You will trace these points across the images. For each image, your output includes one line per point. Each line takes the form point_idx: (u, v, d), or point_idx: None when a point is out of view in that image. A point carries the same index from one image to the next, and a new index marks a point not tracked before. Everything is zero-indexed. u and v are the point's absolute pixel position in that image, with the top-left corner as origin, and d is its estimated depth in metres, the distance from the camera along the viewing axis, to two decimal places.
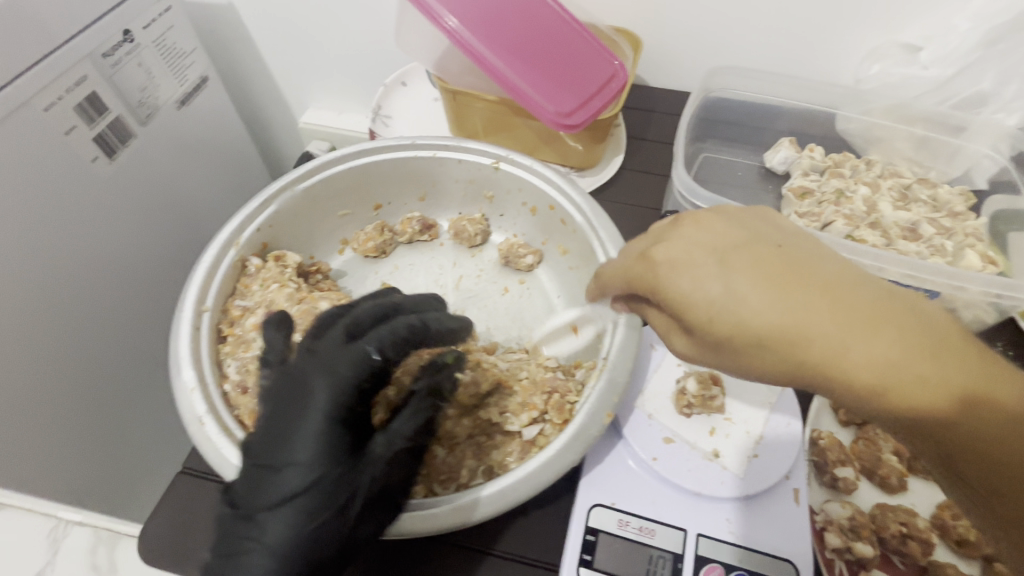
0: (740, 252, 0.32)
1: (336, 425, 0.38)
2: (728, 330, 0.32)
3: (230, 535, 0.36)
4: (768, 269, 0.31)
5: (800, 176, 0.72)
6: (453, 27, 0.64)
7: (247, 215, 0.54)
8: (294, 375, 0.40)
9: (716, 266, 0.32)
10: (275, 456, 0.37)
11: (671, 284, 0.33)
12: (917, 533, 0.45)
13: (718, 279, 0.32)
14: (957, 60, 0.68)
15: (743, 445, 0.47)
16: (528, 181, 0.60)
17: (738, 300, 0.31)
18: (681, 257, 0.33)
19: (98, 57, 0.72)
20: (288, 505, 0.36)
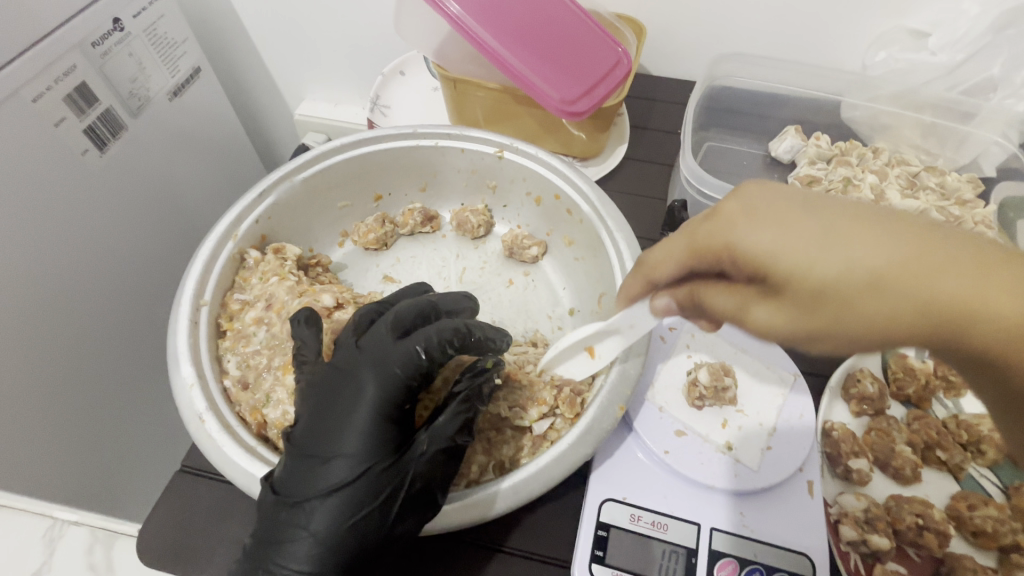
0: (826, 198, 0.28)
1: (384, 419, 0.38)
2: (816, 281, 0.27)
3: (274, 521, 0.36)
4: (861, 208, 0.27)
5: (806, 164, 0.71)
6: (455, 13, 0.63)
7: (245, 206, 0.52)
8: (344, 368, 0.40)
9: (798, 213, 0.28)
10: (323, 447, 0.38)
11: (749, 236, 0.29)
12: (934, 525, 0.44)
13: (803, 224, 0.27)
14: (966, 46, 0.66)
15: (756, 437, 0.46)
16: (532, 170, 0.59)
17: (828, 245, 0.26)
18: (753, 206, 0.29)
19: (88, 46, 0.70)
20: (334, 496, 0.36)
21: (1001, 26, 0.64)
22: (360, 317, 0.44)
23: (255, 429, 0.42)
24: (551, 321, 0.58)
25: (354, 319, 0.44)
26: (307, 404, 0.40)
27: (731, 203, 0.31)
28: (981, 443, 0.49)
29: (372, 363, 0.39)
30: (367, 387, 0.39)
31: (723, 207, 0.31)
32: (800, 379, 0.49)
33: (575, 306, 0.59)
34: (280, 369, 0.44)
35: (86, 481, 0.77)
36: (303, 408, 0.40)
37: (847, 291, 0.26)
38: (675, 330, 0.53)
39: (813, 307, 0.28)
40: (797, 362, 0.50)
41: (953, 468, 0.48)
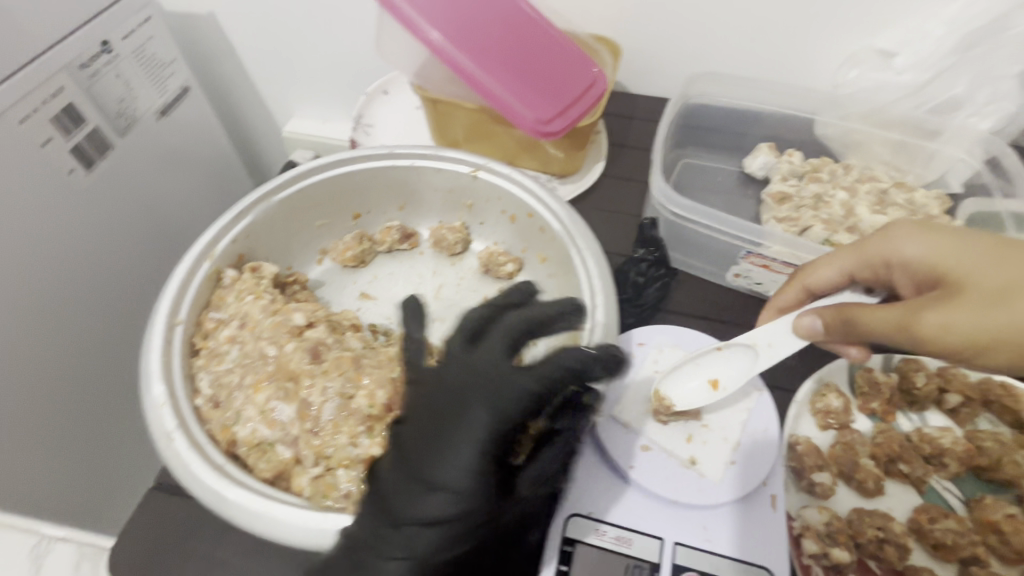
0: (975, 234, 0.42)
1: (487, 458, 0.38)
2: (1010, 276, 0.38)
3: (373, 536, 0.37)
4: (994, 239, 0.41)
5: (778, 181, 0.73)
6: (437, 41, 0.65)
7: (222, 226, 0.54)
8: (452, 391, 0.40)
9: (948, 239, 0.43)
10: (432, 475, 0.37)
11: (914, 248, 0.44)
12: (894, 538, 0.45)
13: (966, 245, 0.42)
14: (931, 65, 0.68)
15: (720, 452, 0.47)
16: (505, 188, 0.60)
17: (997, 254, 0.40)
18: (920, 230, 0.45)
19: (75, 68, 0.71)
20: (427, 525, 0.37)
21: (965, 47, 0.66)
22: (466, 323, 0.45)
23: (225, 447, 0.43)
24: None
25: (470, 322, 0.45)
26: (410, 418, 0.41)
27: (894, 229, 0.46)
28: (943, 456, 0.50)
29: (486, 393, 0.39)
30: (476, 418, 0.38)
31: (889, 232, 0.46)
32: (766, 396, 0.50)
33: None
34: (250, 388, 0.44)
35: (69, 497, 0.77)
36: (410, 423, 0.40)
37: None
38: (645, 345, 0.54)
39: (1016, 295, 0.38)
40: (763, 379, 0.51)
41: (915, 481, 0.49)
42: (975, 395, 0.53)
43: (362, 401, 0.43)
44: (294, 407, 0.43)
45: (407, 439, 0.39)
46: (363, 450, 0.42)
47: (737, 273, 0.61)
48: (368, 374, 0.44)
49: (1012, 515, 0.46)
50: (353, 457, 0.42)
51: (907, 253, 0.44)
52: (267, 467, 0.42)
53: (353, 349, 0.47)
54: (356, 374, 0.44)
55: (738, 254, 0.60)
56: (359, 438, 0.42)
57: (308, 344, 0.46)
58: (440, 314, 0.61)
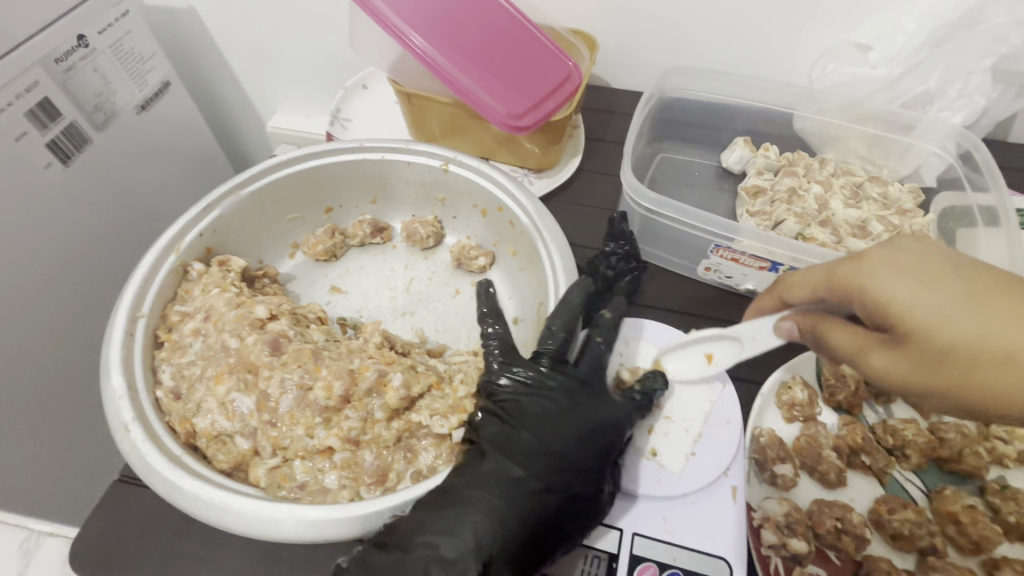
0: (954, 275, 0.36)
1: (613, 448, 0.43)
2: (962, 345, 0.35)
3: (507, 495, 0.40)
4: (978, 287, 0.36)
5: (754, 175, 0.73)
6: (420, 47, 0.65)
7: (189, 220, 0.54)
8: (576, 387, 0.45)
9: (930, 281, 0.36)
10: (561, 447, 0.42)
11: (880, 287, 0.38)
12: (852, 528, 0.45)
13: (941, 294, 0.36)
14: (904, 59, 0.68)
15: (681, 444, 0.47)
16: (476, 182, 0.60)
17: (964, 314, 0.35)
18: (900, 264, 0.38)
19: (50, 62, 0.71)
20: (541, 495, 0.40)
21: (939, 40, 0.66)
22: (558, 328, 0.47)
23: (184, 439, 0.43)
24: None
25: (560, 326, 0.47)
26: (517, 404, 0.43)
27: (875, 258, 0.39)
28: (905, 448, 0.50)
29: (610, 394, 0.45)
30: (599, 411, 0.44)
31: (867, 260, 0.39)
32: (730, 389, 0.50)
33: (519, 314, 0.59)
34: (211, 379, 0.45)
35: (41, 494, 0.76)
36: (521, 409, 0.43)
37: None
38: None
39: (953, 363, 0.35)
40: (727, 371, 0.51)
41: (876, 472, 0.49)
42: None
43: (319, 392, 0.43)
44: (253, 398, 0.43)
45: (529, 419, 0.43)
46: (319, 441, 0.42)
47: (708, 266, 0.61)
48: (326, 366, 0.44)
49: (971, 505, 0.46)
50: (309, 448, 0.42)
51: (877, 291, 0.38)
52: (225, 458, 0.42)
53: (315, 342, 0.47)
54: (315, 366, 0.44)
55: (708, 248, 0.60)
56: (316, 430, 0.43)
57: (269, 337, 0.45)
58: (410, 307, 0.61)
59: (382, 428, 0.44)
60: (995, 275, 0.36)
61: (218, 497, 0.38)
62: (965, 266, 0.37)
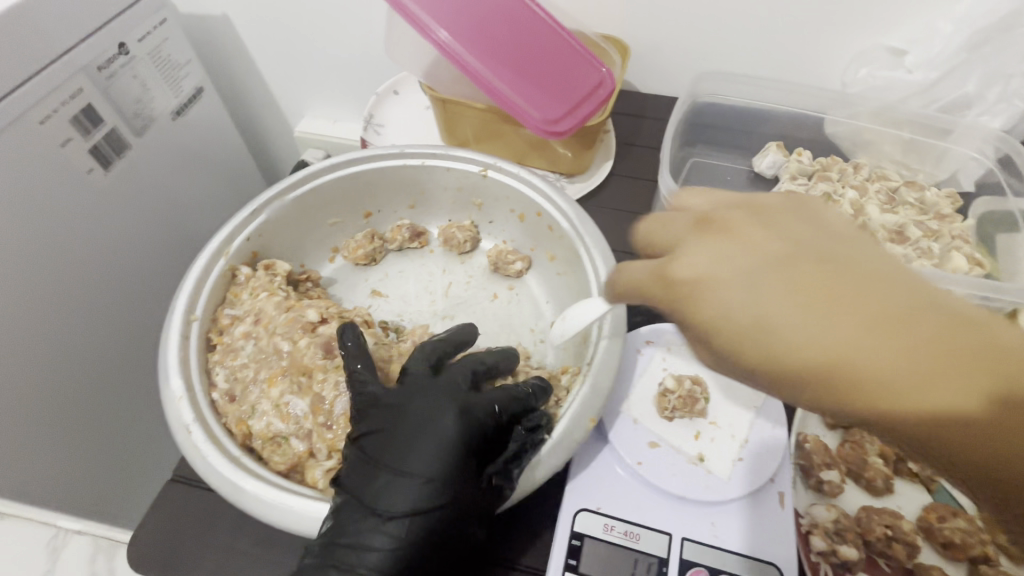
0: (779, 271, 0.28)
1: (472, 460, 0.40)
2: (779, 361, 0.27)
3: (355, 525, 0.37)
4: (800, 281, 0.27)
5: (787, 180, 0.73)
6: (444, 41, 0.65)
7: (237, 225, 0.55)
8: (420, 400, 0.42)
9: (738, 284, 0.28)
10: (399, 462, 0.39)
11: (698, 298, 0.30)
12: (902, 536, 0.45)
13: (761, 295, 0.28)
14: (941, 64, 0.67)
15: (728, 449, 0.47)
16: (515, 188, 0.61)
17: (783, 322, 0.27)
18: (714, 264, 0.30)
19: (93, 70, 0.73)
20: (412, 516, 0.38)
21: (977, 44, 0.64)
22: (427, 347, 0.47)
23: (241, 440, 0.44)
24: (534, 334, 0.60)
25: (427, 347, 0.47)
26: (373, 430, 0.41)
27: (683, 264, 0.30)
28: None
29: (451, 396, 0.42)
30: (449, 417, 0.40)
31: (673, 269, 0.31)
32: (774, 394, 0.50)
33: (558, 319, 0.60)
34: (265, 382, 0.46)
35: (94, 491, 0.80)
36: (381, 432, 0.40)
37: (913, 381, 0.24)
38: (652, 344, 0.53)
39: (775, 381, 0.28)
40: None
41: (924, 480, 0.49)
42: None
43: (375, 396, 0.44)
44: (308, 400, 0.45)
45: (382, 439, 0.40)
46: None
47: None
48: None
49: None
50: None
51: (687, 304, 0.30)
52: (282, 459, 0.43)
53: None
54: None
55: None
56: None
57: (321, 340, 0.47)
58: (449, 311, 0.61)
59: None
60: (822, 263, 0.27)
61: (281, 499, 0.39)
62: (783, 256, 0.28)
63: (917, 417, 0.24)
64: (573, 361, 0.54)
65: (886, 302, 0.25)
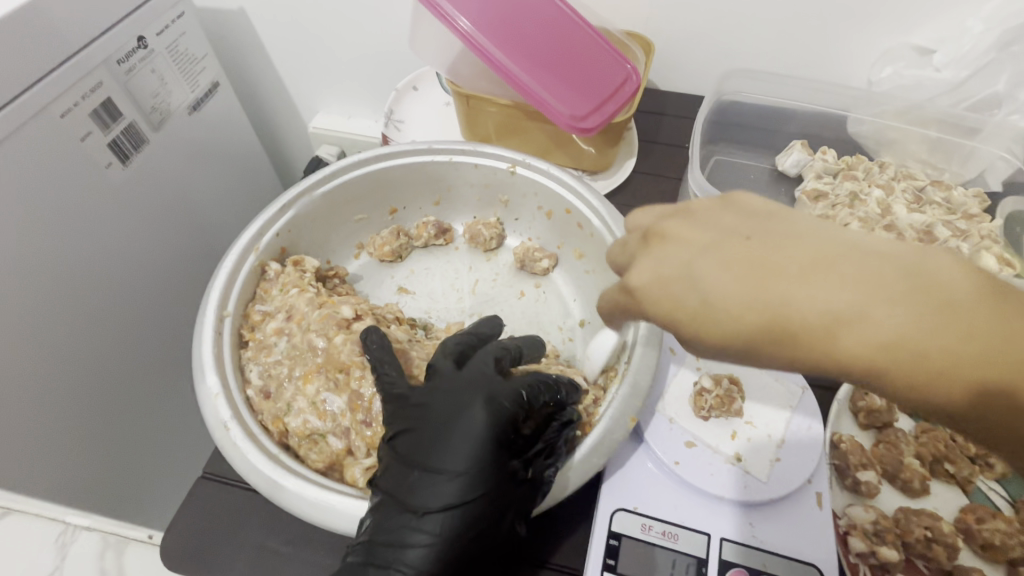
0: (700, 255, 0.30)
1: (505, 454, 0.39)
2: (723, 337, 0.29)
3: (393, 524, 0.37)
4: (732, 259, 0.29)
5: (812, 179, 0.72)
6: (466, 29, 0.65)
7: (267, 220, 0.54)
8: (447, 396, 0.40)
9: (683, 276, 0.30)
10: (429, 459, 0.38)
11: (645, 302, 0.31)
12: (942, 537, 0.44)
13: (689, 280, 0.30)
14: (970, 62, 0.67)
15: (765, 449, 0.47)
16: (544, 184, 0.60)
17: (713, 295, 0.28)
18: (651, 263, 0.31)
19: (113, 63, 0.72)
20: (448, 512, 0.37)
21: (1007, 43, 0.64)
22: (451, 344, 0.46)
23: (277, 437, 0.43)
24: (562, 332, 0.59)
25: (450, 344, 0.46)
26: (403, 428, 0.40)
27: (636, 272, 0.32)
28: (989, 456, 0.49)
29: (478, 390, 0.40)
30: (476, 411, 0.39)
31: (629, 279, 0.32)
32: (809, 393, 0.49)
33: (586, 317, 0.59)
34: (300, 379, 0.45)
35: (116, 486, 0.81)
36: (410, 429, 0.40)
37: (844, 318, 0.26)
38: None
39: (739, 354, 0.29)
40: (806, 376, 0.51)
41: (961, 481, 0.49)
42: None
43: None
44: (345, 398, 0.44)
45: (411, 437, 0.40)
46: None
47: None
48: None
49: None
50: None
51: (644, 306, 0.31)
52: (319, 457, 0.43)
53: (400, 341, 0.49)
54: None
55: None
56: None
57: (357, 337, 0.46)
58: (476, 308, 0.61)
59: None
60: (748, 239, 0.29)
61: (322, 496, 0.38)
62: (717, 239, 0.30)
63: (858, 354, 0.26)
64: None
65: (786, 259, 0.28)
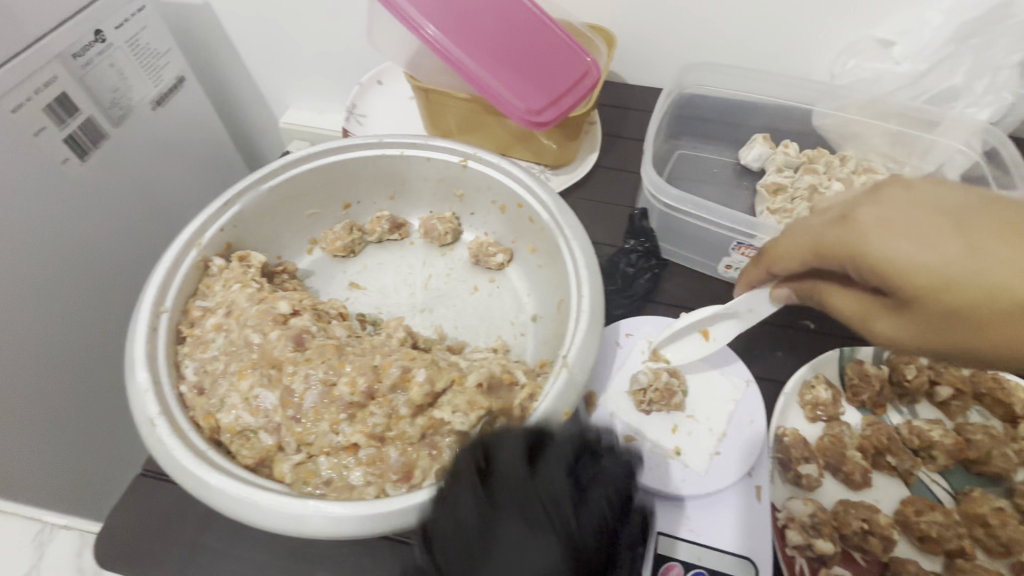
0: (970, 218, 0.33)
1: None
2: (982, 299, 0.31)
3: None
4: (1012, 224, 0.32)
5: (773, 173, 0.71)
6: (433, 36, 0.64)
7: (209, 215, 0.54)
8: (515, 534, 0.33)
9: (955, 231, 0.32)
10: None
11: (888, 251, 0.33)
12: (879, 529, 0.44)
13: (952, 237, 0.32)
14: (929, 55, 0.66)
15: (705, 443, 0.47)
16: (496, 178, 0.60)
17: (993, 261, 0.31)
18: (901, 216, 0.34)
19: (68, 57, 0.71)
20: None
21: (965, 36, 0.64)
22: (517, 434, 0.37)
23: (208, 433, 0.43)
24: (514, 327, 0.59)
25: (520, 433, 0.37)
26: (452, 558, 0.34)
27: (869, 213, 0.35)
28: (931, 448, 0.49)
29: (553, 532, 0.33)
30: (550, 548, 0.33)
31: (861, 220, 0.35)
32: (753, 387, 0.50)
33: (538, 312, 0.59)
34: (234, 375, 0.45)
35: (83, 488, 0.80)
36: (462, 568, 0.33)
37: None
38: (632, 336, 0.54)
39: (988, 322, 0.32)
40: (751, 370, 0.51)
41: (902, 473, 0.49)
42: (966, 387, 0.52)
43: (344, 388, 0.43)
44: (277, 394, 0.43)
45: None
46: (345, 437, 0.42)
47: (729, 264, 0.60)
48: (350, 362, 0.44)
49: (999, 508, 0.46)
50: (335, 444, 0.42)
51: (875, 253, 0.34)
52: (250, 454, 0.42)
53: (338, 338, 0.47)
54: (338, 362, 0.44)
55: (730, 245, 0.58)
56: (341, 426, 0.42)
57: (292, 332, 0.46)
58: (428, 304, 0.60)
59: (406, 424, 0.43)
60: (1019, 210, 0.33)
61: (245, 491, 0.38)
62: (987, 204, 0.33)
63: None
64: (549, 355, 0.54)
65: None
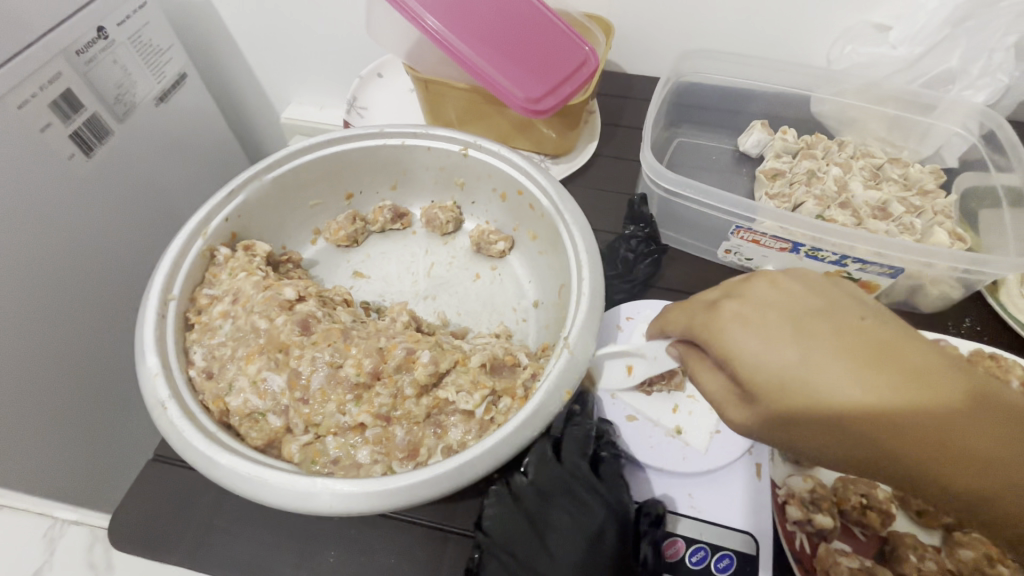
0: (814, 322, 0.32)
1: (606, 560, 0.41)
2: (815, 405, 0.31)
3: None
4: (845, 335, 0.32)
5: (772, 159, 0.71)
6: (434, 28, 0.65)
7: (214, 205, 0.54)
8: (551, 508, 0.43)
9: (794, 334, 0.32)
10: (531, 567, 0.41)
11: (734, 342, 0.34)
12: (877, 504, 0.45)
13: (785, 340, 0.32)
14: (926, 38, 0.66)
15: (705, 422, 0.48)
16: (496, 166, 0.60)
17: (823, 371, 0.31)
18: (753, 312, 0.34)
19: (72, 54, 0.72)
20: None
21: (960, 19, 0.64)
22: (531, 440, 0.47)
23: (218, 416, 0.44)
24: (515, 313, 0.59)
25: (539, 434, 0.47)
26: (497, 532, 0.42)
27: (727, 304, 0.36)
28: None
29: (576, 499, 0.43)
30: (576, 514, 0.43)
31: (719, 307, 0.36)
32: None
33: (539, 298, 0.60)
34: (242, 359, 0.46)
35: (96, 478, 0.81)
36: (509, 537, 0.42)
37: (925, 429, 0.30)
38: (632, 319, 0.55)
39: (818, 427, 0.31)
40: None
41: None
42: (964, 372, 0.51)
43: (350, 369, 0.44)
44: (284, 376, 0.44)
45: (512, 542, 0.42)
46: (352, 417, 0.43)
47: (728, 248, 0.61)
48: (355, 345, 0.45)
49: None
50: (342, 425, 0.43)
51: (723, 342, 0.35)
52: (259, 435, 0.43)
53: (343, 322, 0.48)
54: (344, 345, 0.45)
55: (729, 229, 0.59)
56: (347, 406, 0.43)
57: (298, 316, 0.46)
58: (431, 291, 0.61)
59: (411, 404, 0.44)
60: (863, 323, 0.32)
61: (253, 471, 0.38)
62: (832, 312, 0.33)
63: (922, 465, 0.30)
64: (551, 338, 0.55)
65: (894, 356, 0.31)
